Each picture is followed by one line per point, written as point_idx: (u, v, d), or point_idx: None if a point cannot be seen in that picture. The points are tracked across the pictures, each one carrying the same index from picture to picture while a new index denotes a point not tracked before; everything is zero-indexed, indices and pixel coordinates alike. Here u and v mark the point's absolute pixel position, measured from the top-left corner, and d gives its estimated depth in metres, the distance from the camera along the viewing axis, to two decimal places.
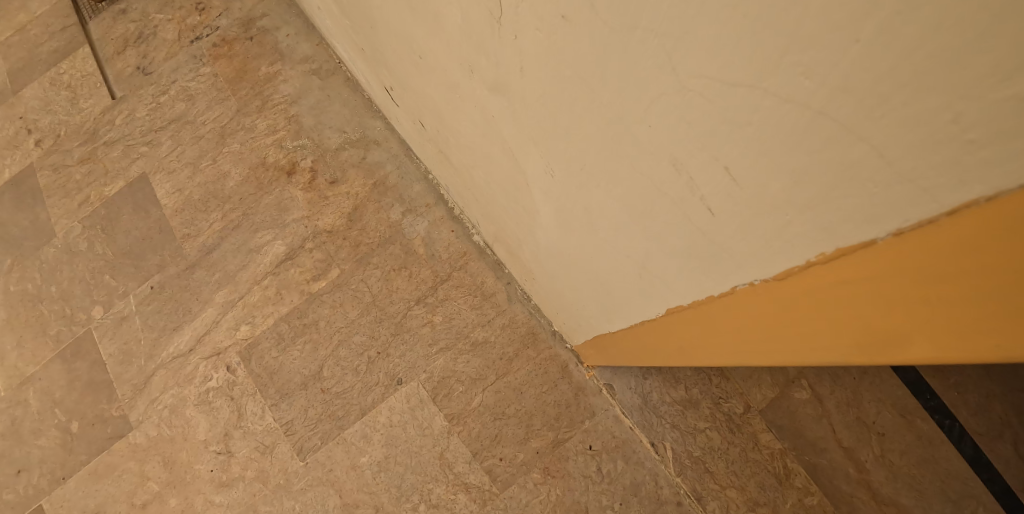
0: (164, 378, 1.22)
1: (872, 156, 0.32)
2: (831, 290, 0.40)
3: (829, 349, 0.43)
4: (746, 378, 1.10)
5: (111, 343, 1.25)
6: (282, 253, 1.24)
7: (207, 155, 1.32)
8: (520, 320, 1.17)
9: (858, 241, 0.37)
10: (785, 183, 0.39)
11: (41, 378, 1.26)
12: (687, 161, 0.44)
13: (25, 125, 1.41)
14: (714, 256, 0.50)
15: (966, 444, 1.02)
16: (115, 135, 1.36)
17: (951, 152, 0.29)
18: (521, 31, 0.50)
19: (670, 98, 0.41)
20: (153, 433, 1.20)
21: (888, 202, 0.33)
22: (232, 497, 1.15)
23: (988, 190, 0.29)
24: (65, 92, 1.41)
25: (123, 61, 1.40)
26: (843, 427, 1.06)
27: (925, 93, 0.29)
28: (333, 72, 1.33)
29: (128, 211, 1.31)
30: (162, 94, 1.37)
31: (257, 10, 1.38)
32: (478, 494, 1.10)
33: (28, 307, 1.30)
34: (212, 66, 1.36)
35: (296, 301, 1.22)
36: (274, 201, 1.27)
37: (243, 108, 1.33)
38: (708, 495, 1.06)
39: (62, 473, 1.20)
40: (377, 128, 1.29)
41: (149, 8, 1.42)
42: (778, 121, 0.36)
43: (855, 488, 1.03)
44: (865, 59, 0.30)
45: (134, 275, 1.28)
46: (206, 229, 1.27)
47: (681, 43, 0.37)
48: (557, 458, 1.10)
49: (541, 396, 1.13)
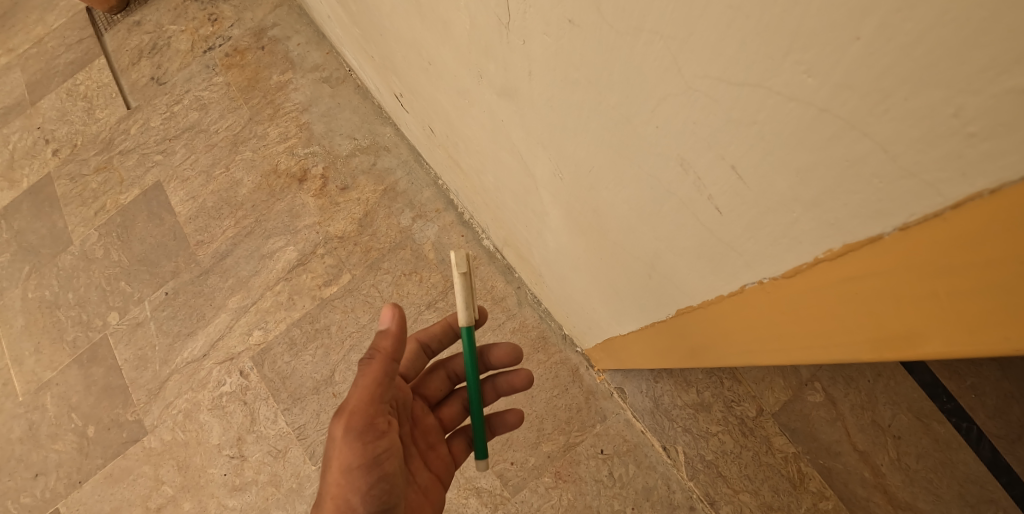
0: (178, 383, 1.23)
1: (877, 151, 0.33)
2: (841, 286, 0.40)
3: (840, 348, 0.43)
4: (757, 380, 1.09)
5: (127, 349, 1.27)
6: (294, 258, 1.26)
7: (220, 162, 1.34)
8: (531, 324, 1.18)
9: (865, 236, 0.37)
10: (791, 181, 0.39)
11: (58, 383, 1.27)
12: (694, 160, 0.44)
13: (42, 135, 1.44)
14: (722, 255, 0.50)
15: (984, 447, 0.99)
16: (130, 144, 1.39)
17: (953, 145, 0.30)
18: (529, 35, 0.50)
19: (676, 98, 0.41)
20: (168, 437, 1.20)
21: (893, 195, 0.34)
22: (245, 501, 1.15)
23: (991, 183, 0.30)
24: (82, 102, 1.45)
25: (137, 72, 1.44)
26: (858, 430, 1.04)
27: (925, 88, 0.29)
28: (343, 79, 1.35)
29: (143, 219, 1.33)
30: (176, 104, 1.39)
31: (268, 21, 1.41)
32: (490, 499, 1.11)
33: (45, 314, 1.32)
34: (224, 75, 1.39)
35: (307, 306, 1.23)
36: (286, 208, 1.28)
37: (255, 116, 1.35)
38: (721, 499, 1.06)
39: (78, 477, 1.21)
40: (388, 134, 1.30)
41: (163, 20, 1.46)
42: (784, 120, 0.36)
43: (871, 492, 1.02)
44: (866, 56, 0.30)
45: (149, 281, 1.30)
46: (220, 235, 1.29)
47: (685, 45, 0.38)
48: (568, 461, 1.11)
49: (552, 399, 1.14)
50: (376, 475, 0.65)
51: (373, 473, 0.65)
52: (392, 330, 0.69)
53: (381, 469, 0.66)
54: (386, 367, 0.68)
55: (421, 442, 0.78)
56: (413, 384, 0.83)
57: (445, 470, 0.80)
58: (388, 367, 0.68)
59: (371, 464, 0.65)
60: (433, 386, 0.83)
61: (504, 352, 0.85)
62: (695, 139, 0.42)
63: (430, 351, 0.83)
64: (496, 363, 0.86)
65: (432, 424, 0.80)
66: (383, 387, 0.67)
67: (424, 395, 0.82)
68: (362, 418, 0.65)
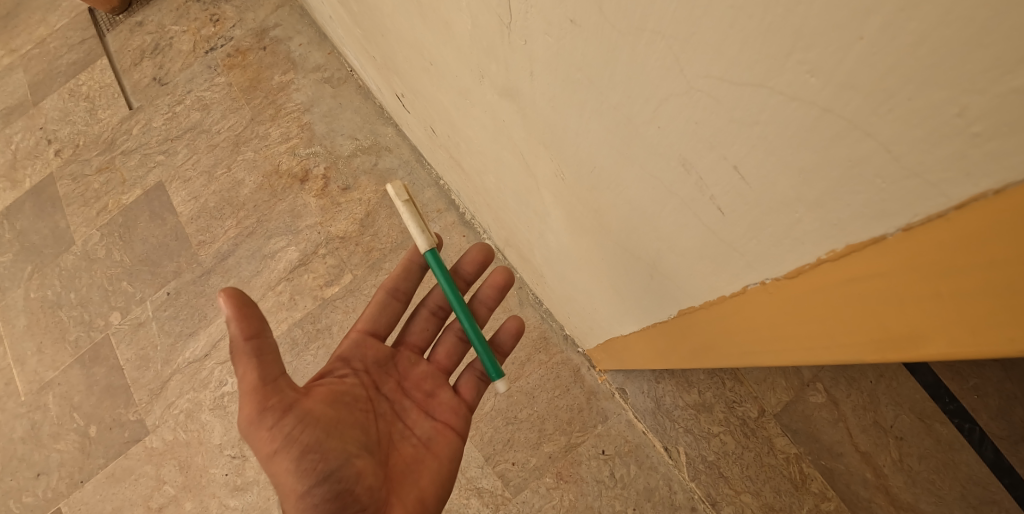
0: (179, 383, 1.23)
1: (880, 151, 0.33)
2: (844, 287, 0.40)
3: (842, 350, 0.43)
4: (759, 381, 1.09)
5: (129, 349, 1.27)
6: (296, 258, 1.25)
7: (221, 163, 1.34)
8: (532, 324, 1.18)
9: (868, 236, 0.37)
10: (794, 181, 0.39)
11: (61, 383, 1.27)
12: (696, 161, 0.44)
13: (45, 135, 1.45)
14: (724, 255, 0.50)
15: (986, 448, 0.98)
16: (132, 144, 1.39)
17: (957, 145, 0.30)
18: (530, 35, 0.50)
19: (678, 98, 0.41)
20: (170, 437, 1.20)
21: (897, 195, 0.34)
22: (246, 501, 1.15)
23: (996, 183, 0.30)
24: (84, 102, 1.45)
25: (139, 72, 1.44)
26: (860, 431, 1.04)
27: (928, 88, 0.29)
28: (345, 79, 1.35)
29: (145, 219, 1.34)
30: (177, 104, 1.39)
31: (269, 21, 1.41)
32: (491, 499, 1.11)
33: (48, 314, 1.33)
34: (225, 75, 1.39)
35: (309, 306, 1.23)
36: (288, 208, 1.28)
37: (257, 116, 1.35)
38: (722, 500, 1.06)
39: (80, 477, 1.21)
40: (389, 135, 1.30)
41: (164, 20, 1.47)
42: (787, 120, 0.36)
43: (874, 493, 1.01)
44: (868, 56, 0.30)
45: (151, 282, 1.30)
46: (221, 235, 1.29)
47: (687, 44, 0.38)
48: (570, 462, 1.11)
49: (553, 400, 1.14)
50: (296, 450, 0.61)
51: (295, 450, 0.61)
52: (231, 316, 0.61)
53: (300, 444, 0.62)
54: (246, 349, 0.62)
55: (415, 392, 0.77)
56: (399, 339, 0.81)
57: (452, 411, 0.77)
58: (250, 350, 0.62)
59: (285, 444, 0.61)
60: (420, 333, 0.82)
61: (470, 258, 0.81)
62: (698, 139, 0.42)
63: (401, 299, 0.81)
64: (469, 273, 0.82)
65: (423, 372, 0.78)
66: (259, 368, 0.62)
67: (412, 344, 0.81)
68: (254, 403, 0.62)
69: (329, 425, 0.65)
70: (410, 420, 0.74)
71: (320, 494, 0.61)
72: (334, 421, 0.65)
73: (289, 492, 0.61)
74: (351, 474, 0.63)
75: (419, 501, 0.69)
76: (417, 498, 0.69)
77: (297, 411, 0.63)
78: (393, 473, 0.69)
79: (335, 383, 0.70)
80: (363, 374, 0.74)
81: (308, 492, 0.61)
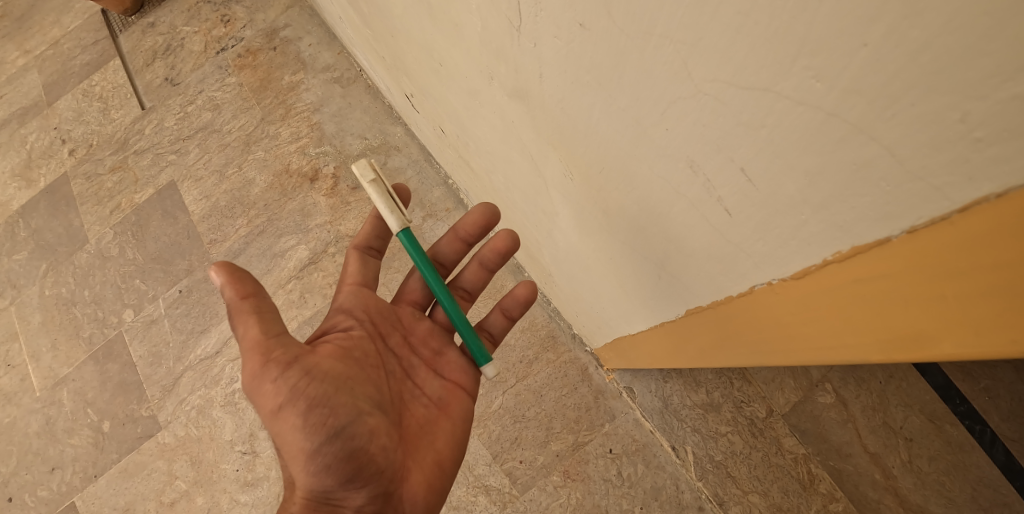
0: (191, 380, 1.24)
1: (883, 155, 0.33)
2: (850, 287, 0.40)
3: (848, 350, 0.43)
4: (767, 381, 1.09)
5: (141, 345, 1.29)
6: (305, 257, 1.26)
7: (233, 162, 1.35)
8: (540, 323, 1.19)
9: (873, 239, 0.37)
10: (800, 184, 0.39)
11: (75, 379, 1.29)
12: (703, 163, 0.44)
13: (59, 135, 1.47)
14: (731, 256, 0.50)
15: (997, 450, 0.98)
16: (145, 144, 1.41)
17: (960, 150, 0.30)
18: (540, 38, 0.51)
19: (685, 101, 0.42)
20: (181, 433, 1.21)
21: (902, 199, 0.34)
22: (256, 497, 1.16)
23: (998, 187, 0.30)
24: (98, 102, 1.47)
25: (151, 73, 1.46)
26: (869, 432, 1.03)
27: (931, 95, 0.30)
28: (354, 79, 1.36)
29: (158, 217, 1.35)
30: (189, 104, 1.41)
31: (279, 21, 1.42)
32: (499, 496, 1.11)
33: (62, 311, 1.34)
34: (236, 75, 1.41)
35: (318, 304, 1.23)
36: (298, 207, 1.29)
37: (267, 116, 1.36)
38: (730, 500, 1.06)
39: (93, 471, 1.22)
40: (398, 134, 1.31)
41: (176, 21, 1.48)
42: (792, 124, 0.36)
43: (883, 494, 1.01)
44: (873, 62, 0.31)
45: (163, 279, 1.31)
46: (232, 234, 1.30)
47: (695, 49, 0.38)
48: (577, 460, 1.11)
49: (561, 399, 1.15)
50: (303, 406, 0.61)
51: (301, 404, 0.61)
52: (224, 280, 0.62)
53: (307, 398, 0.61)
54: (245, 307, 0.63)
55: (424, 350, 0.76)
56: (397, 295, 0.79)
57: (461, 370, 0.76)
58: (246, 307, 0.63)
59: (291, 398, 0.61)
60: (453, 256, 0.81)
61: (470, 221, 0.78)
62: (705, 141, 0.43)
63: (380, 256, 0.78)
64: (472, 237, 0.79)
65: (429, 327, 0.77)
66: (259, 324, 0.63)
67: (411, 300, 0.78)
68: (256, 357, 0.61)
69: (342, 380, 0.64)
70: (421, 379, 0.74)
71: (332, 451, 0.61)
72: (344, 377, 0.64)
73: (298, 451, 0.62)
74: (364, 432, 0.63)
75: (437, 465, 0.70)
76: (435, 461, 0.70)
77: (305, 364, 0.62)
78: (407, 435, 0.69)
79: (343, 338, 0.69)
80: (369, 325, 0.72)
81: (319, 450, 0.61)
